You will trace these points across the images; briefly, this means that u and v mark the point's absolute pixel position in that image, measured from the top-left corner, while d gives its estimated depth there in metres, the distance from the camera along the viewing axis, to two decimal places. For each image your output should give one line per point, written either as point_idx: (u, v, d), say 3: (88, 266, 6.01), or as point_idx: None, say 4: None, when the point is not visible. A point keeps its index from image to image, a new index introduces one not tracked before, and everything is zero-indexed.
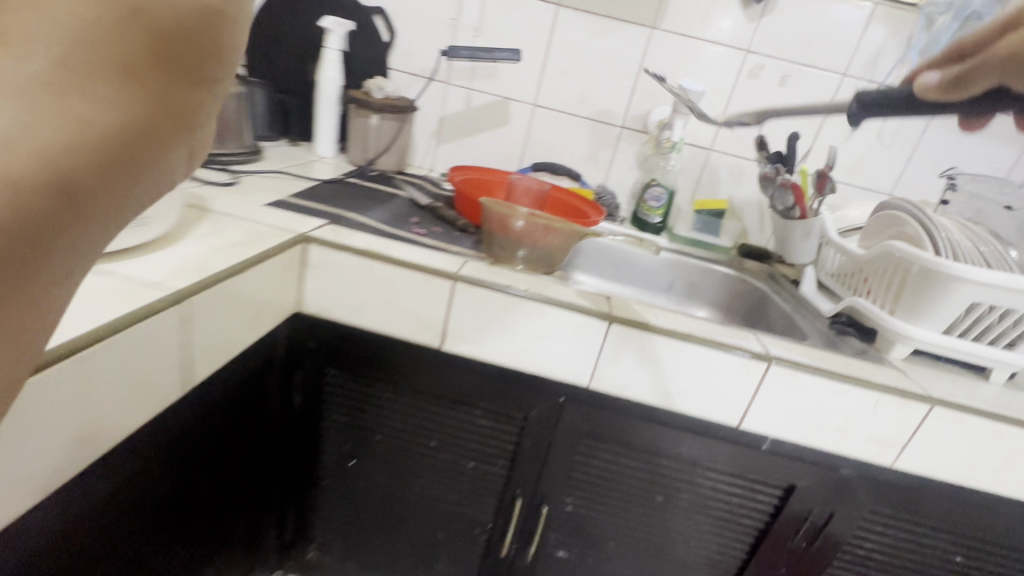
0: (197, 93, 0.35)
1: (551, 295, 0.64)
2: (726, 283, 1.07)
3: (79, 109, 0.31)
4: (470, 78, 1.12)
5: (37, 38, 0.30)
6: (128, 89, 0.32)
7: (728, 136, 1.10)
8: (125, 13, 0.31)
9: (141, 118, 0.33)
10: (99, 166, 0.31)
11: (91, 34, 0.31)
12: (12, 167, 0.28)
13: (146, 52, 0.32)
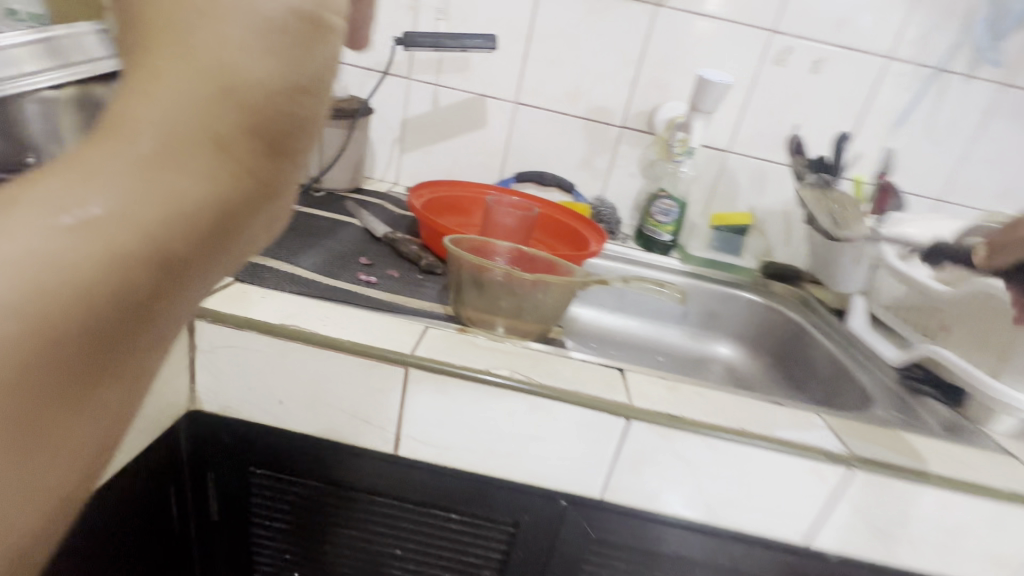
0: (286, 167, 0.25)
1: (547, 381, 0.46)
2: (750, 313, 0.90)
3: (173, 190, 0.21)
4: (437, 72, 0.92)
5: (150, 108, 0.21)
6: (219, 162, 0.22)
7: (748, 136, 0.92)
8: (219, 56, 0.23)
9: (229, 198, 0.23)
10: (186, 267, 0.22)
11: (194, 97, 0.22)
12: (119, 243, 0.20)
13: (254, 98, 0.23)
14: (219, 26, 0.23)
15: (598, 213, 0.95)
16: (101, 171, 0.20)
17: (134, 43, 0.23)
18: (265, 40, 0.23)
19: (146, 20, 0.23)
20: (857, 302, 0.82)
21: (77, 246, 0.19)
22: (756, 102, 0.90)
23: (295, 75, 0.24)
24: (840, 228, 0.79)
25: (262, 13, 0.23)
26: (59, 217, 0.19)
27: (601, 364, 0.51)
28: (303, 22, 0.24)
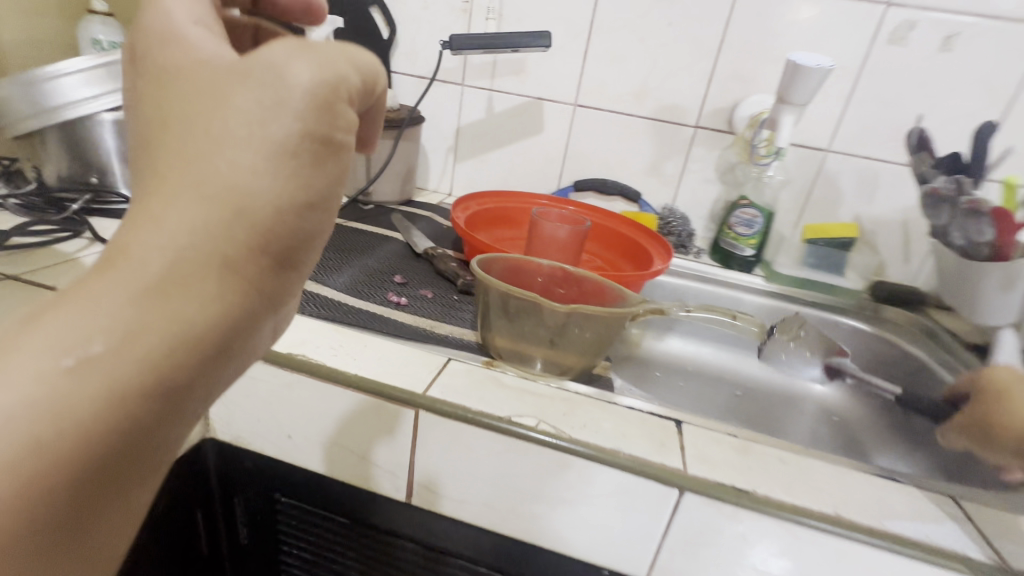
0: (286, 274, 0.30)
1: (581, 434, 0.39)
2: (855, 344, 0.75)
3: (175, 316, 0.25)
4: (491, 77, 0.87)
5: (155, 240, 0.26)
6: (218, 285, 0.27)
7: (854, 131, 0.77)
8: (233, 179, 0.27)
9: (225, 316, 0.27)
10: (184, 380, 0.26)
11: (196, 232, 0.26)
12: (125, 372, 0.24)
13: (250, 221, 0.27)
14: (226, 166, 0.27)
15: (667, 224, 0.85)
16: (110, 301, 0.24)
17: (151, 181, 0.27)
18: (269, 174, 0.27)
19: (164, 163, 0.27)
20: (1006, 336, 0.65)
21: (89, 377, 0.23)
22: (865, 90, 0.74)
23: (298, 199, 0.28)
24: (984, 246, 0.63)
25: (268, 149, 0.27)
26: (70, 354, 0.23)
27: (652, 413, 0.42)
28: (305, 152, 0.28)
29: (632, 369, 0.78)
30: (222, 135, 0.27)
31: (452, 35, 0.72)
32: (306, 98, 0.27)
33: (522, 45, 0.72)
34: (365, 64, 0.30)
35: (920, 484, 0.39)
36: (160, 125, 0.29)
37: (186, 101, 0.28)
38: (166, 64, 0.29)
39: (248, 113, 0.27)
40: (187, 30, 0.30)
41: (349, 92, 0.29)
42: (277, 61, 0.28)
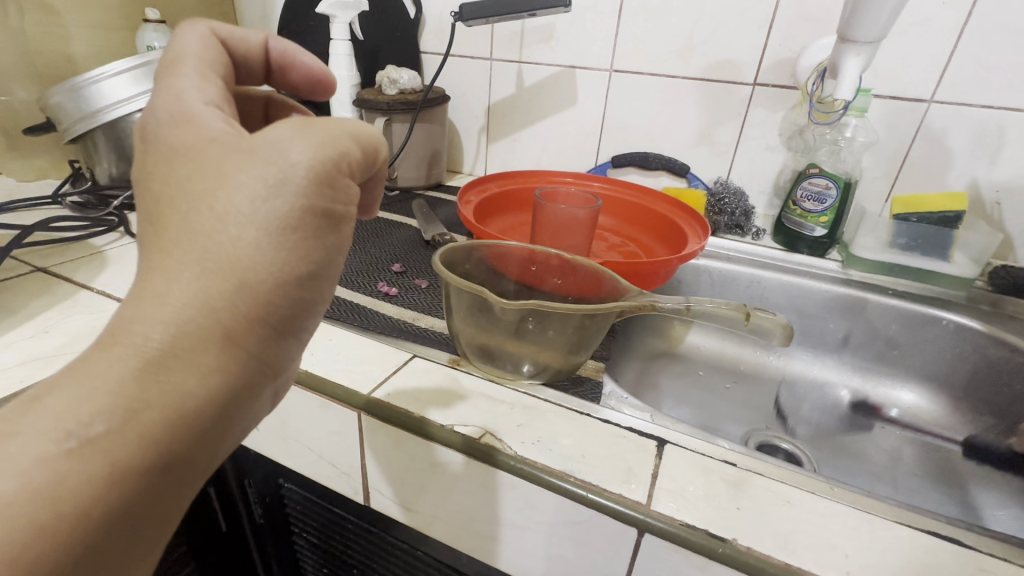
0: (288, 342, 0.27)
1: (530, 451, 0.33)
2: (960, 346, 0.60)
3: (172, 395, 0.23)
4: (520, 48, 0.81)
5: (155, 315, 0.23)
6: (218, 360, 0.24)
7: (969, 73, 0.59)
8: (235, 252, 0.24)
9: (226, 394, 0.25)
10: (189, 456, 0.24)
11: (197, 307, 0.24)
12: (127, 454, 0.22)
13: (251, 293, 0.25)
14: (224, 237, 0.24)
15: (718, 201, 0.73)
16: (108, 380, 0.22)
17: (150, 251, 0.25)
18: (269, 249, 0.25)
19: (166, 237, 0.25)
20: None
21: (90, 459, 0.22)
22: (987, 16, 0.57)
23: (297, 269, 0.26)
24: None
25: (269, 222, 0.25)
26: (71, 436, 0.21)
27: (632, 430, 0.35)
28: (307, 226, 0.26)
29: (670, 365, 0.70)
30: (222, 209, 0.24)
31: (462, 5, 0.68)
32: (309, 175, 0.25)
33: (535, 7, 0.64)
34: (365, 135, 0.29)
35: (990, 552, 0.29)
36: (161, 194, 0.25)
37: (188, 169, 0.25)
38: (168, 135, 0.26)
39: (250, 185, 0.24)
40: (191, 103, 0.27)
41: (349, 164, 0.27)
42: (281, 139, 0.25)
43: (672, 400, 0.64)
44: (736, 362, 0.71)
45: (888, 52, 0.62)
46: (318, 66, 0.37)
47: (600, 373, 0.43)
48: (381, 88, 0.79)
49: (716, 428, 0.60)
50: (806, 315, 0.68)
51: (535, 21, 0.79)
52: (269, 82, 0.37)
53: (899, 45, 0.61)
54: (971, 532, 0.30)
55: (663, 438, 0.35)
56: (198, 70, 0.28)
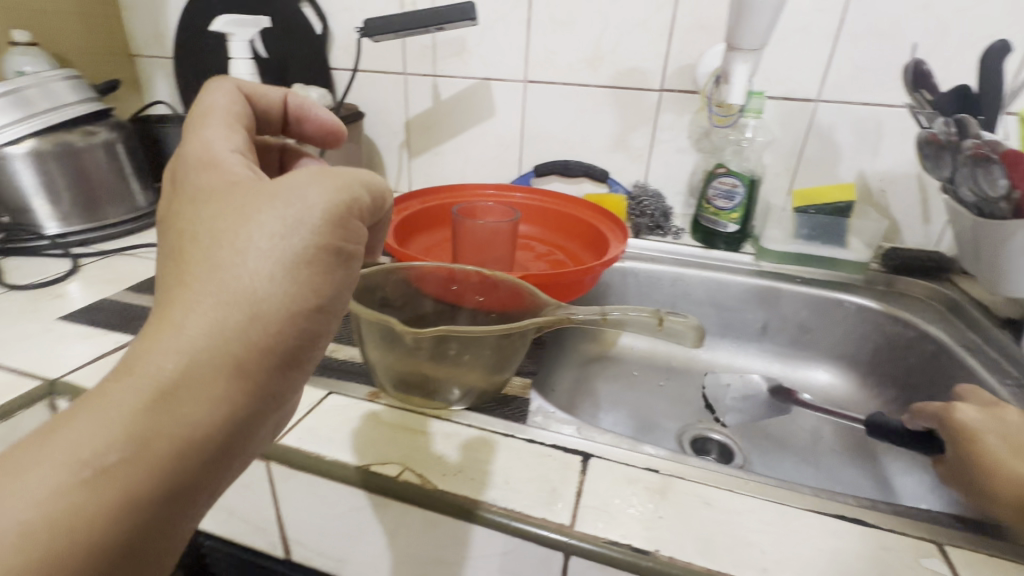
0: (295, 375, 0.28)
1: (452, 483, 0.32)
2: (862, 325, 0.65)
3: (184, 421, 0.24)
4: (433, 61, 0.80)
5: (171, 346, 0.24)
6: (228, 390, 0.25)
7: (846, 74, 0.64)
8: (249, 286, 0.26)
9: (235, 422, 0.26)
10: (194, 484, 0.25)
11: (211, 337, 0.25)
12: (138, 478, 0.23)
13: (264, 325, 0.26)
14: (240, 271, 0.26)
15: (638, 203, 0.76)
16: (122, 409, 0.23)
17: (168, 284, 0.26)
18: (281, 283, 0.26)
19: (184, 274, 0.26)
20: None
21: (102, 487, 0.22)
22: (857, 22, 0.62)
23: (307, 302, 0.27)
24: (1001, 201, 0.45)
25: (283, 259, 0.27)
26: (85, 466, 0.22)
27: (557, 448, 0.35)
28: (318, 263, 0.28)
29: (605, 369, 0.70)
30: (240, 246, 0.26)
31: (366, 21, 0.66)
32: (323, 218, 0.28)
33: (441, 22, 0.64)
34: (376, 185, 0.32)
35: (887, 527, 0.30)
36: (183, 232, 0.27)
37: (213, 210, 0.27)
38: (199, 180, 0.29)
39: (270, 226, 0.27)
40: (220, 152, 0.30)
41: (360, 211, 0.30)
42: (299, 185, 0.28)
43: (609, 405, 0.64)
44: (667, 358, 0.73)
45: (776, 58, 0.66)
46: (331, 119, 0.43)
47: (527, 390, 0.43)
48: None
49: (653, 426, 0.62)
50: (728, 308, 0.71)
51: (445, 34, 0.78)
52: (286, 131, 0.42)
53: (786, 49, 0.65)
54: (871, 511, 0.31)
55: (586, 452, 0.35)
56: (227, 125, 0.32)
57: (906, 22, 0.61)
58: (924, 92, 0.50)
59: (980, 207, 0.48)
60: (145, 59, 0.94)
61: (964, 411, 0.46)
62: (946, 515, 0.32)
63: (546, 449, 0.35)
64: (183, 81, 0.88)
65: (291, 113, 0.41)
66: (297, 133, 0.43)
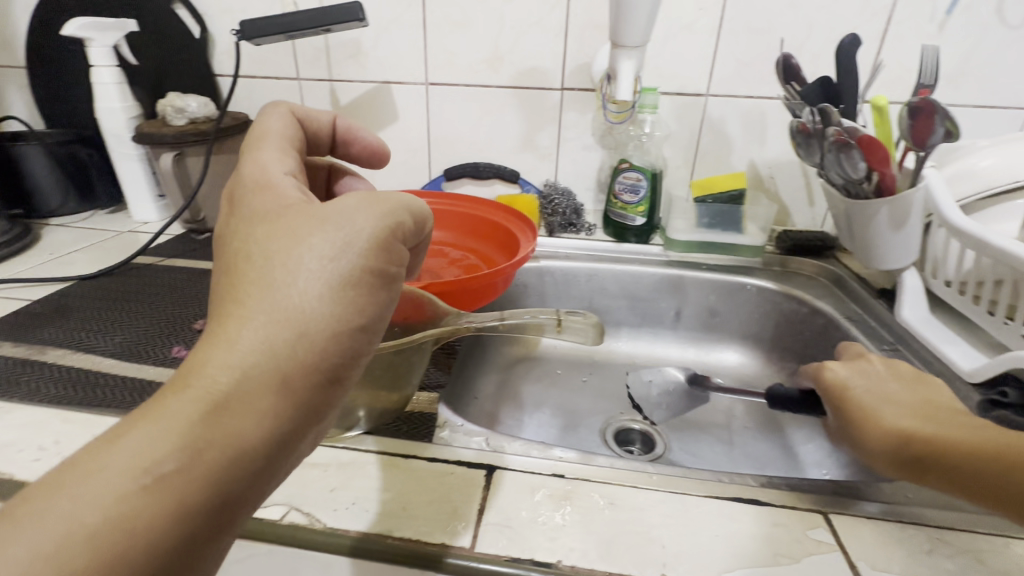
0: (341, 395, 0.25)
1: (343, 518, 0.30)
2: (763, 305, 0.68)
3: (234, 436, 0.22)
4: (327, 64, 0.76)
5: (224, 359, 0.22)
6: (280, 409, 0.23)
7: (730, 68, 0.68)
8: (303, 300, 0.24)
9: (283, 441, 0.23)
10: (237, 506, 0.22)
11: (265, 353, 0.23)
12: (191, 493, 0.20)
13: (317, 344, 0.24)
14: (291, 290, 0.24)
15: (550, 202, 0.76)
16: (177, 421, 0.21)
17: (221, 299, 0.24)
18: (330, 302, 0.24)
19: (236, 289, 0.24)
20: (910, 276, 0.54)
21: (155, 502, 0.20)
22: (735, 19, 0.65)
23: (354, 324, 0.25)
24: (863, 182, 0.49)
25: (333, 278, 0.25)
26: (142, 474, 0.20)
27: (461, 463, 0.34)
28: (367, 284, 0.26)
29: (529, 369, 0.69)
30: (294, 263, 0.24)
31: (242, 22, 0.61)
32: (372, 240, 0.26)
33: (328, 22, 0.60)
34: (419, 209, 0.30)
35: (778, 503, 0.31)
36: (238, 250, 0.26)
37: (266, 231, 0.26)
38: (252, 203, 0.28)
39: (322, 246, 0.25)
40: (274, 175, 0.29)
41: (403, 236, 0.28)
42: (350, 206, 0.27)
43: (534, 406, 0.63)
44: (590, 353, 0.73)
45: (667, 54, 0.68)
46: (376, 142, 0.43)
47: (435, 405, 0.41)
48: (166, 120, 0.69)
49: (575, 423, 0.61)
50: (641, 299, 0.72)
51: (338, 36, 0.74)
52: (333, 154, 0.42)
53: (673, 46, 0.68)
54: (765, 489, 0.32)
55: (489, 465, 0.34)
56: (280, 147, 0.32)
57: (777, 19, 0.65)
58: (791, 83, 0.53)
59: (847, 187, 0.52)
60: None
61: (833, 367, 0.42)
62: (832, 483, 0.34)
63: (448, 467, 0.34)
64: (43, 93, 0.79)
65: (339, 135, 0.41)
66: (343, 156, 0.42)
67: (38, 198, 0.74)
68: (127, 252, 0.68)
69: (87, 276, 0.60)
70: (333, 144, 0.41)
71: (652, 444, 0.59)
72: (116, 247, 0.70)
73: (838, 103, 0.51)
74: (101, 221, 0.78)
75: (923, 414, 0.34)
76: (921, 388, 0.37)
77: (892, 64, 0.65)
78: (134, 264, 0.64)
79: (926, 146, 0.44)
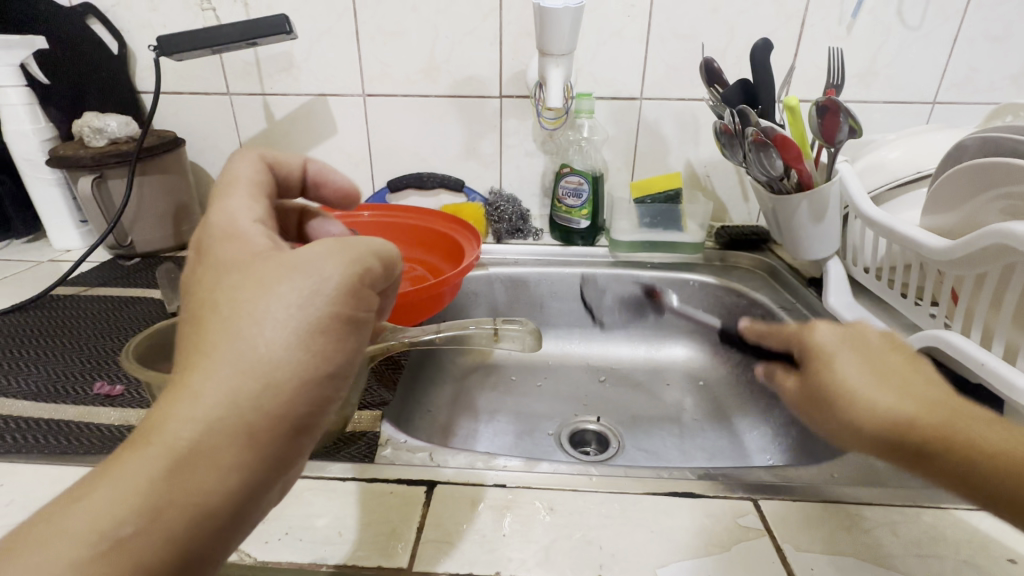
0: (310, 441, 0.25)
1: (276, 549, 0.29)
2: (706, 299, 0.70)
3: (197, 494, 0.21)
4: (259, 78, 0.74)
5: (185, 416, 0.21)
6: (244, 462, 0.22)
7: (661, 73, 0.70)
8: (267, 352, 0.23)
9: (247, 492, 0.23)
10: (204, 556, 0.22)
11: (229, 407, 0.22)
12: (151, 552, 0.20)
13: (282, 395, 0.23)
14: (256, 340, 0.23)
15: (496, 209, 0.75)
16: (137, 483, 0.20)
17: (185, 348, 0.23)
18: (296, 352, 0.23)
19: (200, 337, 0.23)
20: (834, 266, 0.57)
21: (116, 565, 0.20)
22: (663, 24, 0.67)
23: (322, 374, 0.24)
24: (784, 179, 0.51)
25: (300, 328, 0.23)
26: (100, 538, 0.20)
27: (402, 481, 0.33)
28: (335, 332, 0.24)
29: (485, 378, 0.68)
30: (258, 313, 0.23)
31: (159, 38, 0.59)
32: (339, 288, 0.25)
33: (254, 36, 0.59)
34: (388, 250, 0.28)
35: (713, 495, 0.32)
36: (202, 297, 0.24)
37: (233, 280, 0.24)
38: (218, 252, 0.26)
39: (288, 295, 0.24)
40: (242, 223, 0.27)
41: (372, 280, 0.26)
42: (315, 252, 0.25)
43: (489, 414, 0.63)
44: (544, 358, 0.72)
45: (600, 60, 0.70)
46: (348, 183, 0.39)
47: (377, 422, 0.40)
48: (84, 141, 0.66)
49: (530, 428, 0.61)
50: (591, 300, 0.73)
51: (268, 50, 0.72)
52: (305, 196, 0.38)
53: (606, 52, 0.69)
54: (701, 481, 0.33)
55: (430, 482, 0.33)
56: (250, 193, 0.29)
57: (702, 25, 0.67)
58: (712, 87, 0.55)
59: (769, 183, 0.54)
60: None
61: (819, 327, 0.32)
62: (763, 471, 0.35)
63: (386, 486, 0.33)
64: None
65: (310, 177, 0.37)
66: (315, 197, 0.38)
67: None
68: (46, 283, 0.64)
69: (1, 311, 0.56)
70: (304, 186, 0.37)
71: (606, 443, 0.60)
72: (34, 278, 0.65)
73: (756, 103, 0.53)
74: (18, 252, 0.73)
75: (930, 397, 0.28)
76: (916, 361, 0.30)
77: (808, 65, 0.69)
78: (53, 295, 0.60)
79: (834, 142, 0.47)
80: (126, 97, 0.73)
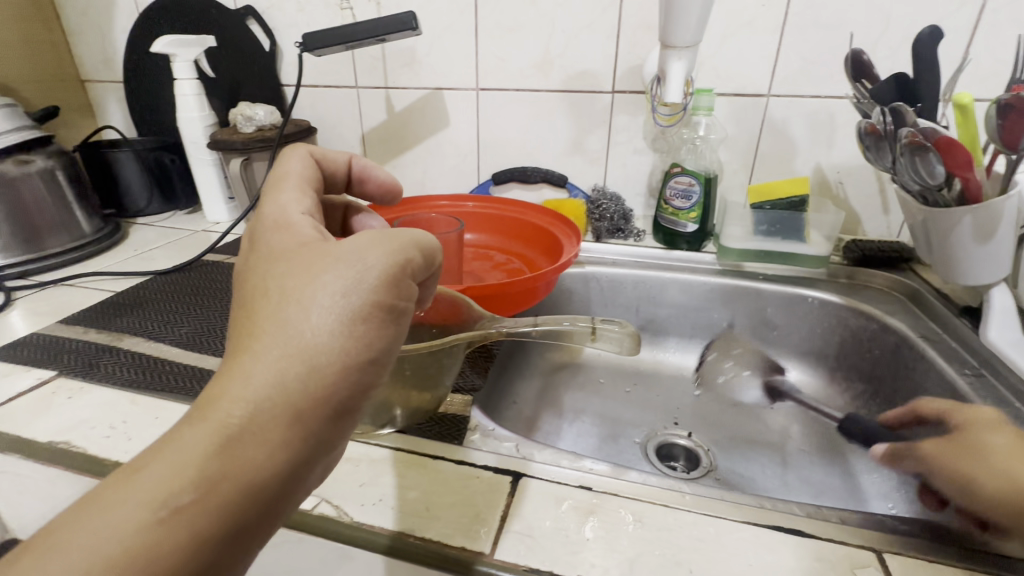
0: (349, 425, 0.25)
1: (368, 514, 0.31)
2: (825, 320, 0.63)
3: (247, 470, 0.22)
4: (385, 72, 0.79)
5: (239, 392, 0.22)
6: (289, 441, 0.23)
7: (796, 68, 0.64)
8: (314, 334, 0.23)
9: (293, 471, 0.23)
10: (249, 532, 0.22)
11: (277, 387, 0.22)
12: (206, 524, 0.21)
13: (325, 377, 0.23)
14: (304, 325, 0.23)
15: (597, 206, 0.74)
16: (194, 455, 0.21)
17: (236, 333, 0.24)
18: (341, 336, 0.24)
19: (251, 322, 0.24)
20: (1000, 294, 0.48)
21: (174, 532, 0.20)
22: (803, 14, 0.61)
23: (363, 359, 0.24)
24: (942, 190, 0.45)
25: (345, 314, 0.24)
26: (160, 506, 0.20)
27: (488, 468, 0.34)
28: (376, 321, 0.25)
29: (572, 377, 0.67)
30: (305, 298, 0.24)
31: (305, 34, 0.65)
32: (381, 276, 0.25)
33: (384, 32, 0.62)
34: (429, 242, 0.29)
35: (825, 537, 0.29)
36: (253, 286, 0.26)
37: (281, 267, 0.25)
38: (269, 242, 0.27)
39: (333, 284, 0.24)
40: (292, 215, 0.29)
41: (412, 271, 0.27)
42: (358, 245, 0.26)
43: (573, 413, 0.62)
44: (635, 363, 0.70)
45: (725, 53, 0.65)
46: (389, 178, 0.40)
47: (467, 408, 0.41)
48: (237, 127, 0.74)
49: (616, 433, 0.59)
50: (691, 309, 0.69)
51: (394, 46, 0.77)
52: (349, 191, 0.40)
53: (733, 45, 0.65)
54: (812, 520, 0.30)
55: (518, 474, 0.33)
56: (297, 188, 0.31)
57: (851, 14, 0.60)
58: (857, 82, 0.49)
59: (918, 191, 0.47)
60: (94, 83, 0.89)
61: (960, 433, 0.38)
62: (893, 519, 0.31)
63: (475, 470, 0.34)
64: (136, 105, 0.87)
65: (354, 175, 0.39)
66: (359, 192, 0.41)
67: (128, 200, 0.82)
68: (200, 249, 0.74)
69: (165, 270, 0.66)
70: (348, 183, 0.39)
71: (697, 461, 0.56)
72: (191, 245, 0.76)
73: (914, 101, 0.46)
74: (180, 221, 0.85)
75: None
76: None
77: (982, 58, 0.59)
78: (203, 261, 0.69)
79: (1017, 148, 0.39)
80: (272, 90, 0.82)
